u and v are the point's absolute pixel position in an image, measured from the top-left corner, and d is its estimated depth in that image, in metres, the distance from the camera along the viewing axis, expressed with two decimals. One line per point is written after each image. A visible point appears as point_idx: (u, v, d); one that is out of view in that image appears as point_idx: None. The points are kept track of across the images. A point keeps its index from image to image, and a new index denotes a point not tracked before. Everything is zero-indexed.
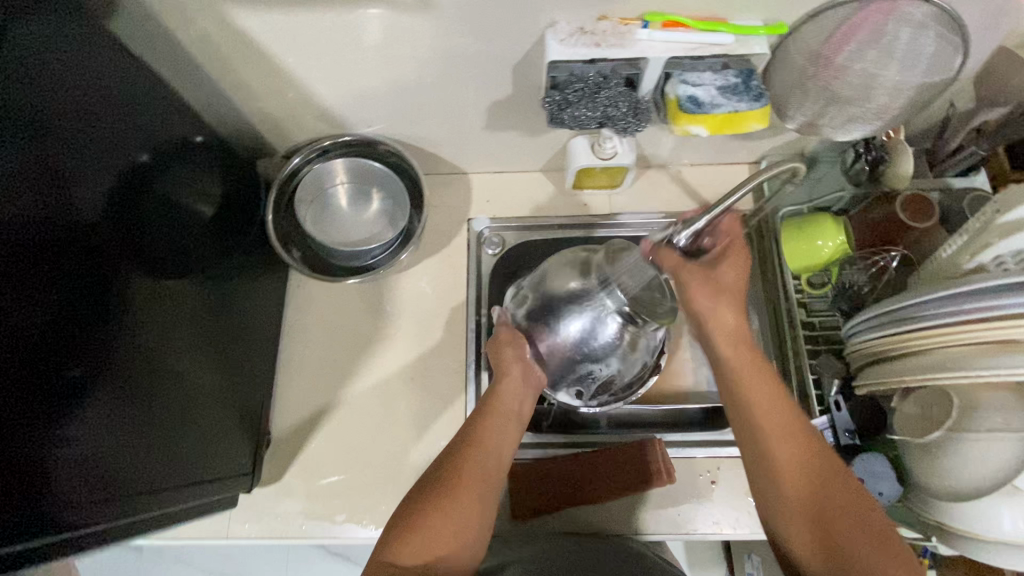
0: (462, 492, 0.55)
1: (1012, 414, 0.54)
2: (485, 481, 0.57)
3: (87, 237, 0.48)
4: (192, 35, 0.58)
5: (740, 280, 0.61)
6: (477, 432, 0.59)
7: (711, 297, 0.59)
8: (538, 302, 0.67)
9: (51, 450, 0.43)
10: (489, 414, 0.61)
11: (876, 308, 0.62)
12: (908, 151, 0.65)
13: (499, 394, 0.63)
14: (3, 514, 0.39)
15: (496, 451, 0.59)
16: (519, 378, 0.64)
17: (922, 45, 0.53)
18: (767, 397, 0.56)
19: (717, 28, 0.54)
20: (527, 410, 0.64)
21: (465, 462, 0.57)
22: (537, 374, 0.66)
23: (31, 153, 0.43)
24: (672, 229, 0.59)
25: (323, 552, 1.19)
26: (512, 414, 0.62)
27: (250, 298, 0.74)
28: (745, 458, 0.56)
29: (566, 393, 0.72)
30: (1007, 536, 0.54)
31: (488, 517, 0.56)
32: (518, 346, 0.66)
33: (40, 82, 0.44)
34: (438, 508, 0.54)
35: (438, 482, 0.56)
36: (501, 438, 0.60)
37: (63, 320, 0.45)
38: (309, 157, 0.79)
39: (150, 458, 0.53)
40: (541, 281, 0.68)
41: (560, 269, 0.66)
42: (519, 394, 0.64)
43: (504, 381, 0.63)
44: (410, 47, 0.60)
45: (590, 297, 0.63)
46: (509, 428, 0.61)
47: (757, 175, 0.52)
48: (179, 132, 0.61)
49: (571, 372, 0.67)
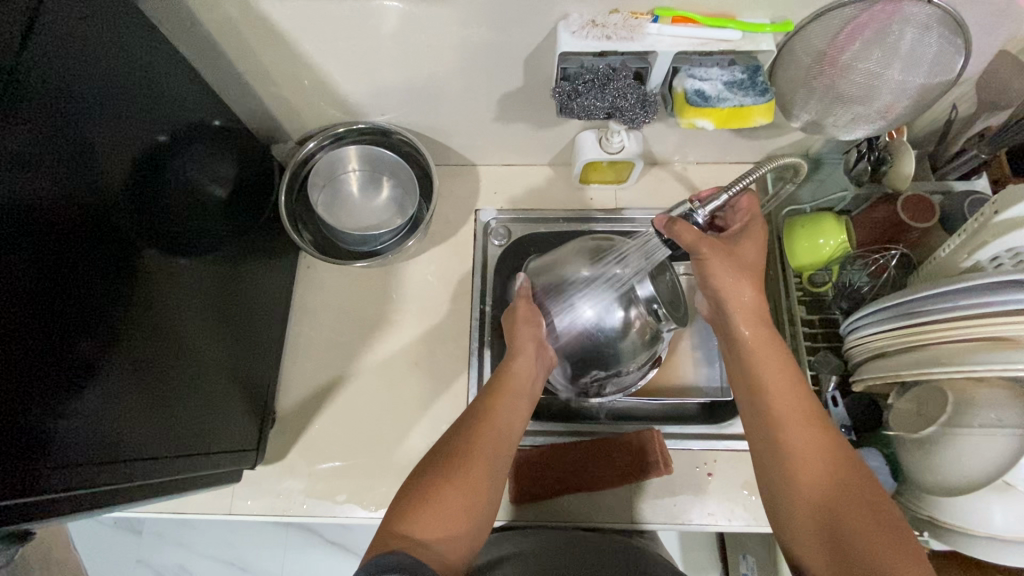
0: (475, 467, 0.55)
1: (1005, 409, 0.55)
2: (498, 457, 0.58)
3: (106, 208, 0.49)
4: (213, 19, 0.60)
5: (760, 255, 0.64)
6: (489, 407, 0.61)
7: (733, 271, 0.62)
8: (559, 277, 0.72)
9: (62, 408, 0.44)
10: (501, 392, 0.62)
11: (876, 305, 0.62)
12: (911, 152, 0.66)
13: (510, 371, 0.64)
14: (11, 465, 0.40)
15: (508, 427, 0.60)
16: (533, 354, 0.66)
17: (925, 46, 0.54)
18: (784, 391, 0.57)
19: (725, 25, 0.56)
20: (537, 389, 0.67)
21: (477, 437, 0.58)
22: (549, 355, 0.70)
23: (58, 125, 0.45)
24: (688, 206, 0.63)
25: (322, 542, 1.20)
26: (523, 390, 0.64)
27: (260, 282, 0.76)
28: (760, 450, 0.57)
29: (574, 374, 0.74)
30: (999, 531, 0.55)
31: (495, 492, 0.57)
32: (534, 325, 0.69)
33: (68, 56, 0.46)
34: (451, 482, 0.54)
35: (450, 455, 0.56)
36: (513, 416, 0.62)
37: (82, 287, 0.46)
38: (323, 143, 0.81)
39: (153, 426, 0.54)
40: (568, 256, 0.73)
41: (592, 251, 0.72)
42: (531, 368, 0.66)
43: (518, 359, 0.65)
44: (426, 37, 0.62)
45: (609, 286, 0.69)
46: (519, 407, 0.63)
47: (761, 166, 0.59)
48: (199, 114, 0.63)
49: (581, 351, 0.71)
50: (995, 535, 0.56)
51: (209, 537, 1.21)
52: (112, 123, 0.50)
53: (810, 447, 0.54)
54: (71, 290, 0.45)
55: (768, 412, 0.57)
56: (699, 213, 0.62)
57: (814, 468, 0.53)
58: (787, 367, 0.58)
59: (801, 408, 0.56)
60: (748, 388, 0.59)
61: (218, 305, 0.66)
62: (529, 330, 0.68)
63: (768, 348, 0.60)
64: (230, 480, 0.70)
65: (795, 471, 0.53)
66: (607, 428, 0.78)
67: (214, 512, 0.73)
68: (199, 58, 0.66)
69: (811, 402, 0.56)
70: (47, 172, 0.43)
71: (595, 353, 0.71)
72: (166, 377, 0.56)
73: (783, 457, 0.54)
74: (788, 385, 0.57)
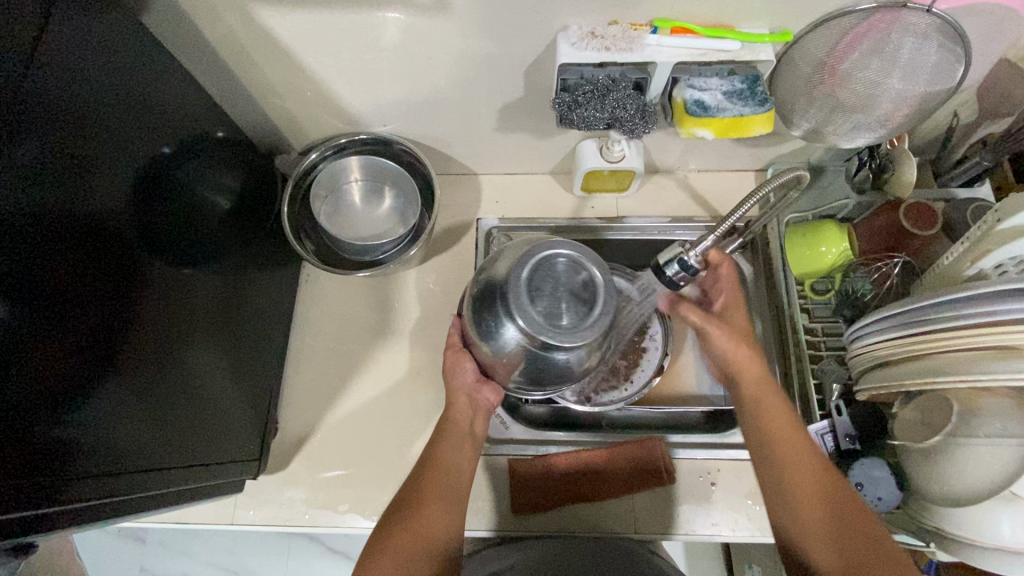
0: (431, 504, 0.58)
1: (1009, 419, 0.55)
2: (452, 493, 0.60)
3: (108, 223, 0.49)
4: (218, 32, 0.60)
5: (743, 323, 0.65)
6: (437, 452, 0.63)
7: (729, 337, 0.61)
8: (476, 298, 0.57)
9: (66, 429, 0.44)
10: (444, 437, 0.64)
11: (886, 311, 0.61)
12: (912, 160, 0.66)
13: (448, 419, 0.65)
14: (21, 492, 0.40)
15: (457, 466, 0.62)
16: (466, 403, 0.65)
17: (924, 55, 0.54)
18: (789, 456, 0.57)
19: (724, 35, 0.56)
20: (481, 429, 0.66)
21: (430, 483, 0.60)
22: (486, 397, 0.65)
23: (66, 141, 0.45)
24: (679, 253, 0.55)
25: (324, 550, 1.20)
26: (467, 432, 0.65)
27: (263, 289, 0.76)
28: (774, 516, 0.57)
29: (536, 386, 0.59)
30: (1004, 541, 0.54)
31: (457, 524, 0.59)
32: (466, 376, 0.64)
33: (75, 72, 0.46)
34: (408, 524, 0.57)
35: (404, 502, 0.59)
36: (460, 455, 0.63)
37: (86, 305, 0.47)
38: (325, 153, 0.81)
39: (156, 448, 0.54)
40: (483, 269, 0.57)
41: (498, 258, 0.55)
42: (469, 413, 0.65)
43: (452, 407, 0.65)
44: (427, 49, 0.62)
45: (505, 320, 0.52)
46: (468, 445, 0.64)
47: (761, 190, 0.58)
48: (201, 127, 0.63)
49: (525, 372, 0.56)
50: (1000, 547, 0.55)
51: (210, 546, 1.21)
52: (115, 138, 0.51)
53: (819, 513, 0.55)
54: (73, 302, 0.45)
55: (773, 450, 0.58)
56: (690, 256, 0.55)
57: (818, 499, 0.55)
58: (794, 429, 0.58)
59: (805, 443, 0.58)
60: (750, 430, 0.60)
61: (220, 316, 0.66)
62: (461, 378, 0.64)
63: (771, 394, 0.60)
64: (234, 490, 0.70)
65: (812, 536, 0.54)
66: (610, 436, 0.77)
67: (216, 522, 0.73)
68: (202, 70, 0.66)
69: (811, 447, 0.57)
70: (52, 186, 0.44)
71: (551, 369, 0.54)
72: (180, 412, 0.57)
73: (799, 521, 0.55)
74: (797, 447, 0.57)
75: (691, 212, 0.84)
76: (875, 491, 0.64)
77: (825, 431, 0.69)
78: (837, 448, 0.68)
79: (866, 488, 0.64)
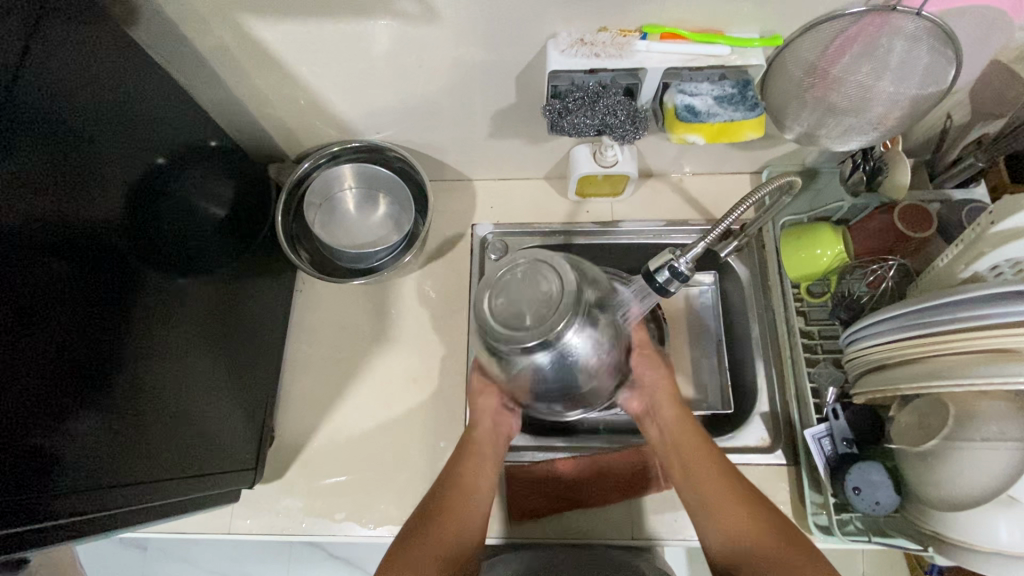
0: (450, 522, 0.58)
1: (1006, 422, 0.55)
2: (469, 517, 0.60)
3: (104, 235, 0.50)
4: (208, 44, 0.61)
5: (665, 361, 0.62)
6: (457, 474, 0.61)
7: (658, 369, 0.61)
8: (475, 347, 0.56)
9: (62, 443, 0.45)
10: (467, 458, 0.63)
11: (890, 313, 0.60)
12: (906, 163, 0.66)
13: (472, 439, 0.63)
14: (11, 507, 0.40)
15: (475, 490, 0.61)
16: (491, 426, 0.63)
17: (916, 58, 0.53)
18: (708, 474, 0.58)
19: (714, 40, 0.56)
20: (505, 450, 0.65)
21: (445, 507, 0.60)
22: (508, 425, 0.64)
23: (59, 155, 0.46)
24: (669, 257, 0.55)
25: (326, 556, 1.20)
26: (490, 454, 0.63)
27: (260, 298, 0.77)
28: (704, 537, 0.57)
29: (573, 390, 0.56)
30: (1004, 546, 0.53)
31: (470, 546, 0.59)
32: (491, 398, 0.63)
33: (68, 86, 0.47)
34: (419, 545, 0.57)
35: (418, 522, 0.59)
36: (478, 476, 0.62)
37: (81, 317, 0.47)
38: (318, 162, 0.82)
39: (152, 459, 0.54)
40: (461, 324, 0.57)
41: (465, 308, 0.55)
42: (494, 434, 0.64)
43: (477, 427, 0.63)
44: (418, 56, 0.62)
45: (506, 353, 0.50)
46: (485, 467, 0.63)
47: (754, 194, 0.58)
48: (195, 137, 0.63)
49: (556, 385, 0.54)
50: (1000, 552, 0.54)
51: (213, 553, 1.21)
52: (110, 149, 0.51)
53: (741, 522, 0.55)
54: (70, 314, 0.46)
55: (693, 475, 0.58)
56: (680, 261, 0.55)
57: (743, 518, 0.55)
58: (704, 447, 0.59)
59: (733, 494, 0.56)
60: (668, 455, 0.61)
61: (217, 326, 0.66)
62: (485, 400, 0.63)
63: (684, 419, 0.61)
64: (230, 499, 0.71)
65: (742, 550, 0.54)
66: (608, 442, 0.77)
67: (214, 531, 0.74)
68: (195, 81, 0.67)
69: (723, 462, 0.59)
70: (47, 201, 0.44)
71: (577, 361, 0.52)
72: (173, 422, 0.58)
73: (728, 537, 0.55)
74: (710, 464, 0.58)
75: (686, 216, 0.84)
76: (873, 495, 0.62)
77: (822, 435, 0.69)
78: (835, 452, 0.68)
79: (863, 492, 0.63)
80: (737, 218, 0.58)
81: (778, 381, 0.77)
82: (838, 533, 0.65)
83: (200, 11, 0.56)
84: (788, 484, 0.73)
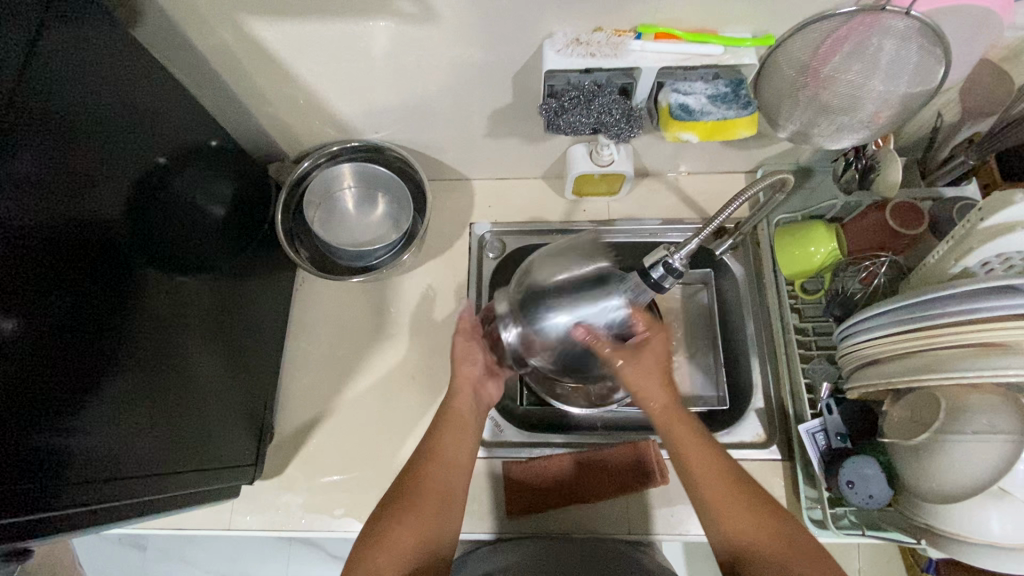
0: (433, 494, 0.58)
1: (997, 415, 0.55)
2: (453, 486, 0.60)
3: (104, 232, 0.50)
4: (210, 44, 0.61)
5: (660, 358, 0.59)
6: (436, 445, 0.62)
7: (643, 372, 0.58)
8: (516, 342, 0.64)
9: (63, 438, 0.45)
10: (444, 428, 0.64)
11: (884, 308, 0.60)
12: (897, 159, 0.66)
13: (450, 410, 0.66)
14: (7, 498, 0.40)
15: (456, 458, 0.62)
16: (467, 394, 0.67)
17: (906, 57, 0.54)
18: (705, 469, 0.57)
19: (707, 41, 0.57)
20: (479, 420, 0.67)
21: (429, 477, 0.60)
22: (489, 391, 0.70)
23: (62, 152, 0.47)
24: (663, 253, 0.55)
25: (324, 555, 1.20)
26: (466, 424, 0.65)
27: (260, 296, 0.77)
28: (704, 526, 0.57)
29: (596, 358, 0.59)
30: (995, 538, 0.54)
31: (454, 518, 0.59)
32: (474, 364, 0.68)
33: (71, 85, 0.48)
34: (403, 518, 0.56)
35: (398, 493, 0.58)
36: (458, 446, 0.63)
37: (83, 312, 0.47)
38: (318, 161, 0.83)
39: (149, 453, 0.55)
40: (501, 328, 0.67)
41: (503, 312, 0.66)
42: (472, 406, 0.67)
43: (456, 397, 0.67)
44: (416, 56, 0.63)
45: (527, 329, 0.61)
46: (466, 437, 0.64)
47: (750, 189, 0.58)
48: (197, 137, 0.64)
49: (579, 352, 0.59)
50: (992, 543, 0.55)
51: (213, 552, 1.21)
52: (112, 149, 0.52)
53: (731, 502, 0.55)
54: (73, 310, 0.46)
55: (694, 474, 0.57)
56: (675, 258, 0.55)
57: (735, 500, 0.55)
58: (704, 443, 0.58)
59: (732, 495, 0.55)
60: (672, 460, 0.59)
61: (215, 321, 0.67)
62: (467, 367, 0.68)
63: (684, 422, 0.59)
64: (229, 494, 0.71)
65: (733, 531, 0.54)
66: (605, 437, 0.78)
67: (214, 527, 0.74)
68: (196, 80, 0.68)
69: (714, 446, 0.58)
70: (49, 197, 0.45)
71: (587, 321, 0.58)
72: (169, 416, 0.58)
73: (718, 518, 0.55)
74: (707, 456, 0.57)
75: (682, 214, 0.85)
76: (867, 489, 0.63)
77: (816, 430, 0.69)
78: (828, 446, 0.69)
79: (857, 486, 0.63)
80: (728, 217, 0.58)
81: (773, 376, 0.78)
82: (832, 527, 0.65)
83: (202, 11, 0.57)
84: (782, 480, 0.74)
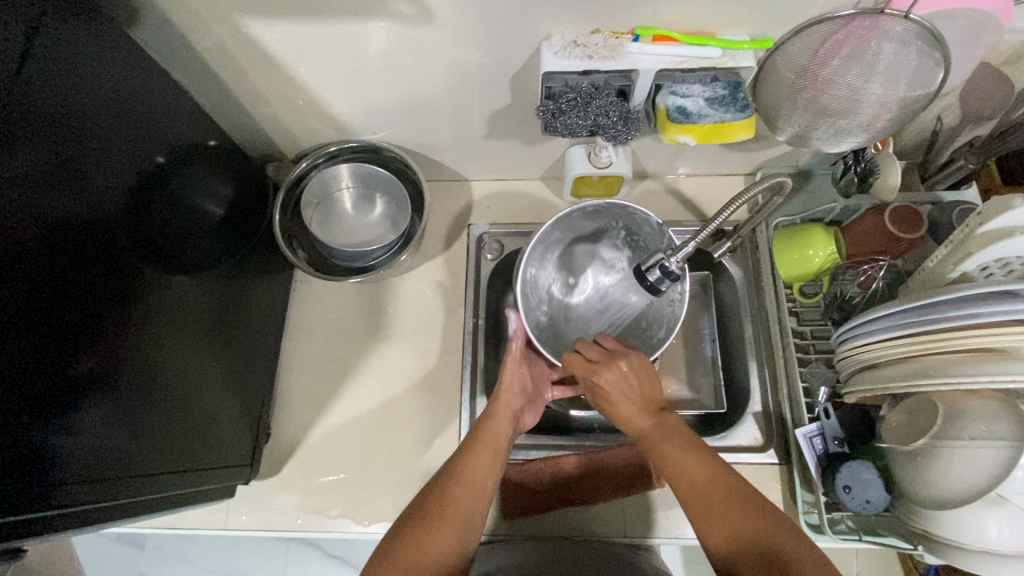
0: (450, 507, 0.57)
1: (995, 421, 0.55)
2: (471, 499, 0.59)
3: (103, 232, 0.50)
4: (208, 44, 0.61)
5: (624, 381, 0.62)
6: (464, 465, 0.61)
7: (612, 397, 0.62)
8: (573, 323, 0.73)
9: (60, 438, 0.45)
10: (473, 446, 0.62)
11: (898, 315, 0.58)
12: (896, 163, 0.67)
13: (486, 428, 0.64)
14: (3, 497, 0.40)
15: (483, 481, 0.60)
16: (507, 417, 0.66)
17: (905, 61, 0.53)
18: (687, 479, 0.57)
19: (706, 42, 0.57)
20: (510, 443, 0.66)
21: (451, 493, 0.58)
22: (526, 419, 0.71)
23: (60, 150, 0.47)
24: (659, 256, 0.57)
25: (321, 555, 1.20)
26: (501, 448, 0.63)
27: (257, 294, 0.77)
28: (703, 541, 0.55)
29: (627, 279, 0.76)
30: (994, 545, 0.54)
31: (471, 536, 0.57)
32: (515, 393, 0.67)
33: (69, 85, 0.48)
34: (418, 534, 0.55)
35: (418, 510, 0.57)
36: (488, 475, 0.61)
37: (81, 312, 0.47)
38: (316, 162, 0.82)
39: (145, 454, 0.55)
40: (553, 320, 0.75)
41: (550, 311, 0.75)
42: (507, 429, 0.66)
43: (495, 417, 0.65)
44: (414, 57, 0.63)
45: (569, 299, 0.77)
46: (494, 462, 0.62)
47: (747, 191, 0.58)
48: (194, 137, 0.64)
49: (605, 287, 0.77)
50: (990, 550, 0.54)
51: (209, 552, 1.21)
52: (111, 148, 0.52)
53: (731, 514, 0.54)
54: (71, 309, 0.47)
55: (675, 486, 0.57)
56: (672, 260, 0.55)
57: (739, 512, 0.54)
58: (691, 453, 0.58)
59: (733, 505, 0.54)
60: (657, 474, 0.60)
61: (213, 322, 0.67)
62: (509, 397, 0.67)
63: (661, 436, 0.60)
64: (224, 494, 0.71)
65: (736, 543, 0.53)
66: (602, 440, 0.78)
67: (210, 526, 0.74)
68: (195, 81, 0.68)
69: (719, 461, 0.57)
70: (48, 196, 0.45)
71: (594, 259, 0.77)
72: (166, 417, 0.58)
73: (722, 531, 0.54)
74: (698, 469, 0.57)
75: (680, 216, 0.85)
76: (864, 493, 0.63)
77: (814, 434, 0.69)
78: (826, 451, 0.68)
79: (855, 491, 0.63)
80: (726, 219, 0.58)
81: (769, 382, 0.78)
82: (829, 532, 0.65)
83: (200, 12, 0.57)
84: (779, 484, 0.74)
